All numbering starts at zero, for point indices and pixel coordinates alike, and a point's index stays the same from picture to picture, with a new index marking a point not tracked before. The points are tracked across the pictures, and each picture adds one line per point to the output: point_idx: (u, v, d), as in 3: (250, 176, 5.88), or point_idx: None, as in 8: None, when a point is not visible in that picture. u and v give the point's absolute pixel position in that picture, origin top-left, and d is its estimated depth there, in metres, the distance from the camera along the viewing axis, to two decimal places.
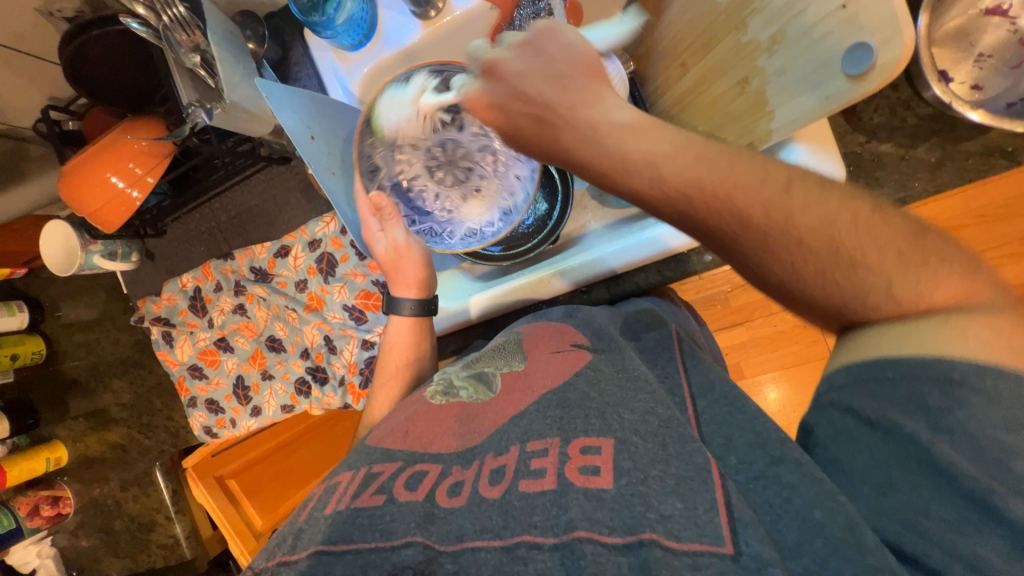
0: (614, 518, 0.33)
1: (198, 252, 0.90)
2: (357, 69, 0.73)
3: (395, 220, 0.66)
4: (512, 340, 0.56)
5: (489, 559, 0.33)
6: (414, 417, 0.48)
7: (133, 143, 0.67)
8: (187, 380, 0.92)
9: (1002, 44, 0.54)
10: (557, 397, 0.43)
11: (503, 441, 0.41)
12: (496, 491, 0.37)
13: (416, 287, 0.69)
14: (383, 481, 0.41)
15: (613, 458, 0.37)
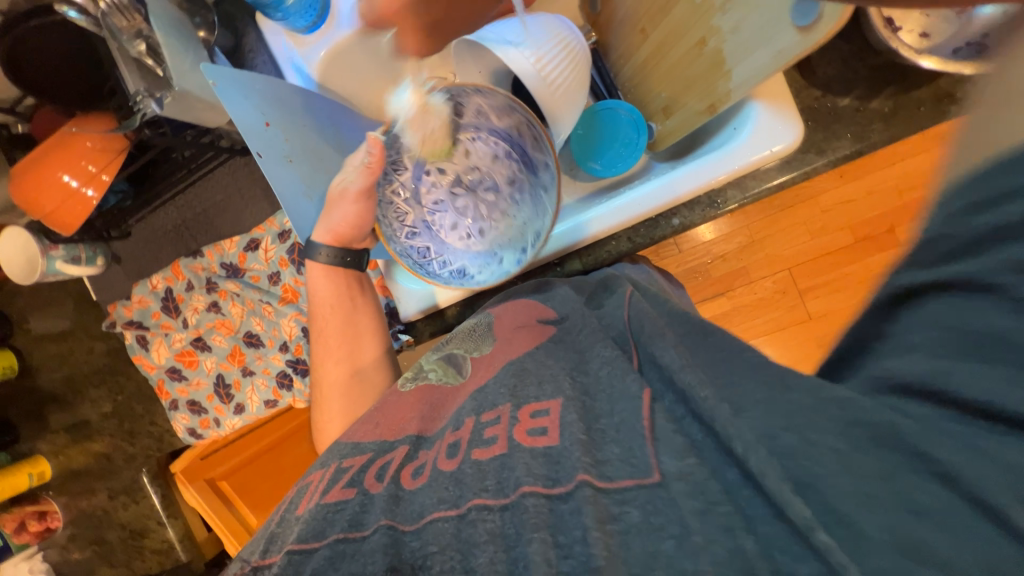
0: (556, 470, 0.34)
1: (167, 252, 0.88)
2: (313, 53, 0.71)
3: (371, 174, 0.62)
4: (483, 322, 0.54)
5: (445, 528, 0.33)
6: (384, 407, 0.49)
7: (85, 140, 0.65)
8: (166, 383, 0.91)
9: None
10: (514, 366, 0.45)
11: (459, 417, 0.43)
12: (452, 464, 0.38)
13: (331, 233, 0.65)
14: (354, 474, 0.41)
15: (561, 415, 0.37)
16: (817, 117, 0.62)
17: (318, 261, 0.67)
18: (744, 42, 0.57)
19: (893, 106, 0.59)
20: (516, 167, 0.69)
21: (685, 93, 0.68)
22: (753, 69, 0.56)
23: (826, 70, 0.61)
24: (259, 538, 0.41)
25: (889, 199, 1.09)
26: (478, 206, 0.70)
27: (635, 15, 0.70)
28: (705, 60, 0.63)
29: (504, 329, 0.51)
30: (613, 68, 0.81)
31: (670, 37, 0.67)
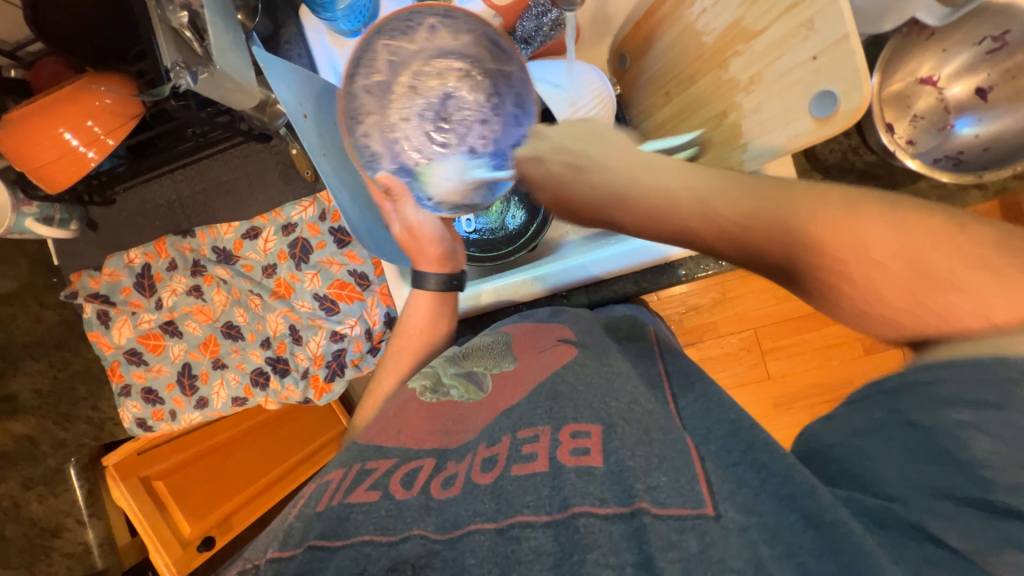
0: (607, 490, 0.33)
1: (152, 226, 0.83)
2: (353, 56, 0.72)
3: (406, 200, 0.61)
4: (501, 340, 0.56)
5: (484, 540, 0.32)
6: (404, 413, 0.48)
7: (97, 97, 0.61)
8: (121, 366, 0.84)
9: (931, 109, 0.65)
10: (546, 390, 0.44)
11: (496, 432, 0.41)
12: (488, 477, 0.37)
13: (435, 262, 0.63)
14: (378, 477, 0.39)
15: (603, 440, 0.37)
16: None
17: (425, 293, 0.64)
18: (764, 121, 0.61)
19: None
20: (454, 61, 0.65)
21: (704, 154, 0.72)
22: (768, 145, 0.61)
23: (828, 156, 0.67)
24: (275, 534, 0.37)
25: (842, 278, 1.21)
26: (466, 120, 0.66)
27: (663, 79, 0.76)
28: (722, 130, 0.68)
29: (525, 350, 0.53)
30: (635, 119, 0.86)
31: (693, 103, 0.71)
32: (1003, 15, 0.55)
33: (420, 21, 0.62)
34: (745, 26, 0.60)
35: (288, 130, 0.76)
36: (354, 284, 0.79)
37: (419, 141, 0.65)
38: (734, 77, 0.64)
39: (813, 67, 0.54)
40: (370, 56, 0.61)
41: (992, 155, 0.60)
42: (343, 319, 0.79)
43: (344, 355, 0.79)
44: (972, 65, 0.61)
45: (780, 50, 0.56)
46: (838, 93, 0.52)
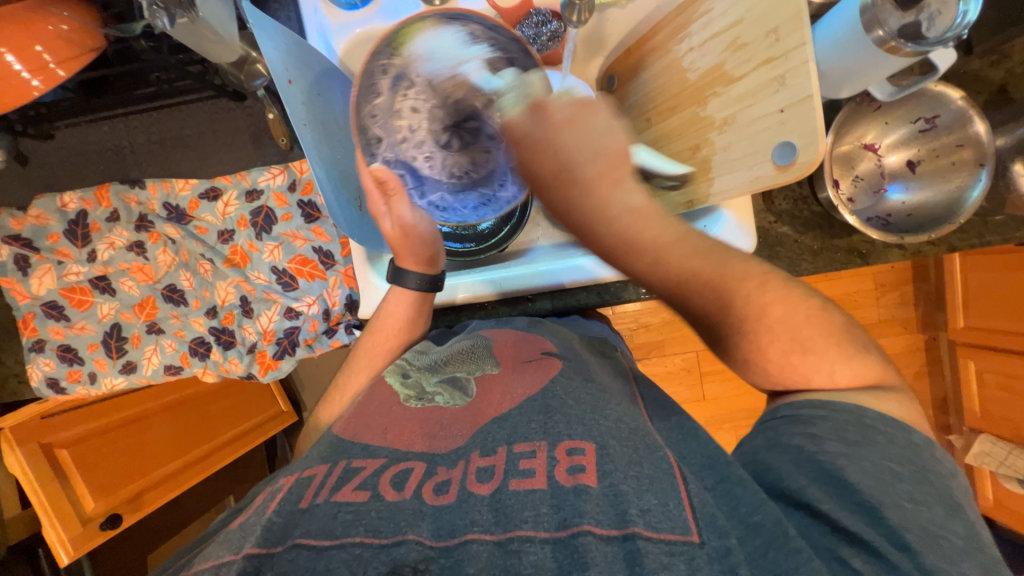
0: (601, 511, 0.35)
1: (95, 170, 0.75)
2: (346, 28, 0.69)
3: (401, 198, 0.59)
4: (481, 345, 0.59)
5: (482, 551, 0.33)
6: (390, 417, 0.48)
7: (49, 23, 0.55)
8: (37, 320, 0.76)
9: (870, 173, 0.72)
10: (538, 403, 0.46)
11: (490, 442, 0.43)
12: (484, 489, 0.38)
13: (423, 261, 0.64)
14: (366, 477, 0.40)
15: (596, 460, 0.39)
16: (767, 238, 0.74)
17: (404, 288, 0.65)
18: (732, 159, 0.66)
19: (821, 245, 0.73)
20: None
21: (674, 182, 0.77)
22: (732, 184, 0.67)
23: (781, 202, 0.74)
24: (250, 527, 0.37)
25: None
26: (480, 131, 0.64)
27: (644, 106, 0.80)
28: (694, 163, 0.72)
29: (507, 357, 0.57)
30: None
31: (669, 133, 0.76)
32: (937, 100, 0.65)
33: (466, 23, 0.58)
34: (726, 70, 0.65)
35: (267, 93, 0.69)
36: (317, 261, 0.76)
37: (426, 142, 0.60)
38: (711, 116, 0.68)
39: (780, 119, 0.59)
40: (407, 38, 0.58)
41: (915, 221, 0.68)
42: (301, 297, 0.77)
43: (297, 334, 0.77)
44: (907, 139, 0.70)
45: (753, 99, 0.62)
46: (797, 146, 0.58)
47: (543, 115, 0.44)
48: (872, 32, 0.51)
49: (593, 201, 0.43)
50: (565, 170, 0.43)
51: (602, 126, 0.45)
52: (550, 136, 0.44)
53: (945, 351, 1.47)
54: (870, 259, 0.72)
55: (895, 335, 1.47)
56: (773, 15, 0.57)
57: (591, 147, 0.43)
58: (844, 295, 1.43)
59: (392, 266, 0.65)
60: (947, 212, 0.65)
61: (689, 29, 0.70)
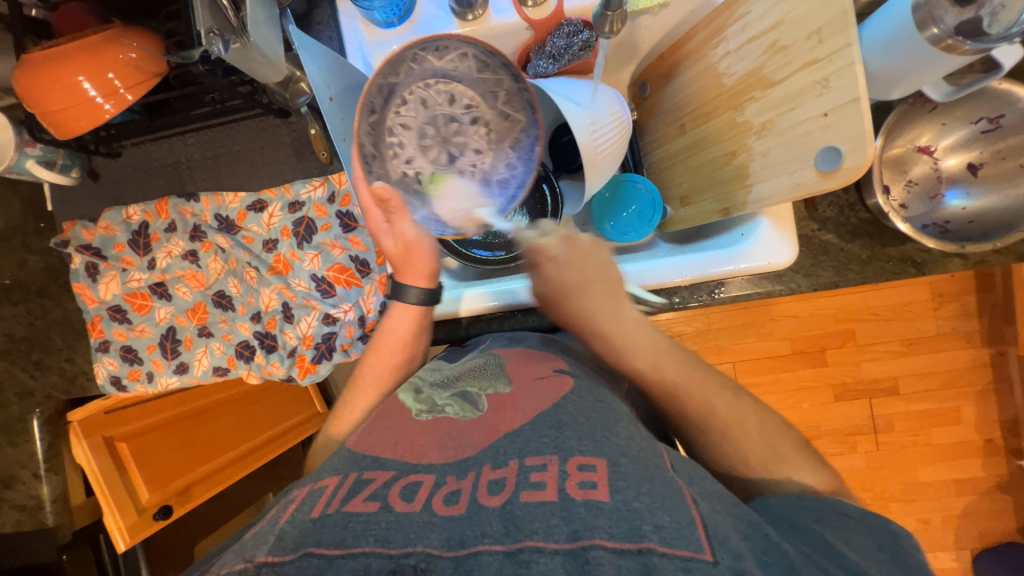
0: (612, 526, 0.35)
1: (155, 184, 0.81)
2: (383, 46, 0.72)
3: (403, 215, 0.65)
4: (491, 362, 0.58)
5: (492, 562, 0.34)
6: (403, 430, 0.49)
7: (118, 53, 0.61)
8: (103, 321, 0.83)
9: (925, 177, 0.67)
10: (549, 418, 0.46)
11: (501, 456, 0.43)
12: (496, 501, 0.39)
13: (426, 278, 0.68)
14: (377, 488, 0.41)
15: (608, 476, 0.39)
16: (810, 246, 0.70)
17: (405, 303, 0.68)
18: (771, 166, 0.64)
19: (869, 254, 0.69)
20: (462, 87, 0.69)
21: (709, 188, 0.75)
22: (771, 190, 0.64)
23: (825, 209, 0.70)
24: (263, 538, 0.39)
25: (826, 324, 1.37)
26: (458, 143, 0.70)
27: (678, 112, 0.79)
28: (731, 169, 0.70)
29: (520, 374, 0.55)
30: (645, 147, 0.89)
31: (704, 139, 0.74)
32: (1001, 100, 0.60)
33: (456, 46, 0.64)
34: (765, 74, 0.63)
35: (309, 110, 0.73)
36: (354, 269, 0.80)
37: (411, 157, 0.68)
38: (748, 121, 0.67)
39: (823, 123, 0.57)
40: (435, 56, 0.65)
41: (976, 228, 0.63)
42: (338, 303, 0.80)
43: (334, 339, 0.80)
44: (967, 141, 0.65)
45: (793, 103, 0.60)
46: (842, 151, 0.56)
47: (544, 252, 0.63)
48: (925, 30, 0.49)
49: (589, 305, 0.60)
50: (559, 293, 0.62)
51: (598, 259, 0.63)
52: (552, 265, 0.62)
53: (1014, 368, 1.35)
54: (925, 267, 0.67)
55: (955, 349, 1.37)
56: (813, 16, 0.56)
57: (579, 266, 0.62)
58: (895, 305, 1.35)
59: (393, 282, 0.68)
60: (1016, 218, 0.60)
61: (724, 33, 0.68)
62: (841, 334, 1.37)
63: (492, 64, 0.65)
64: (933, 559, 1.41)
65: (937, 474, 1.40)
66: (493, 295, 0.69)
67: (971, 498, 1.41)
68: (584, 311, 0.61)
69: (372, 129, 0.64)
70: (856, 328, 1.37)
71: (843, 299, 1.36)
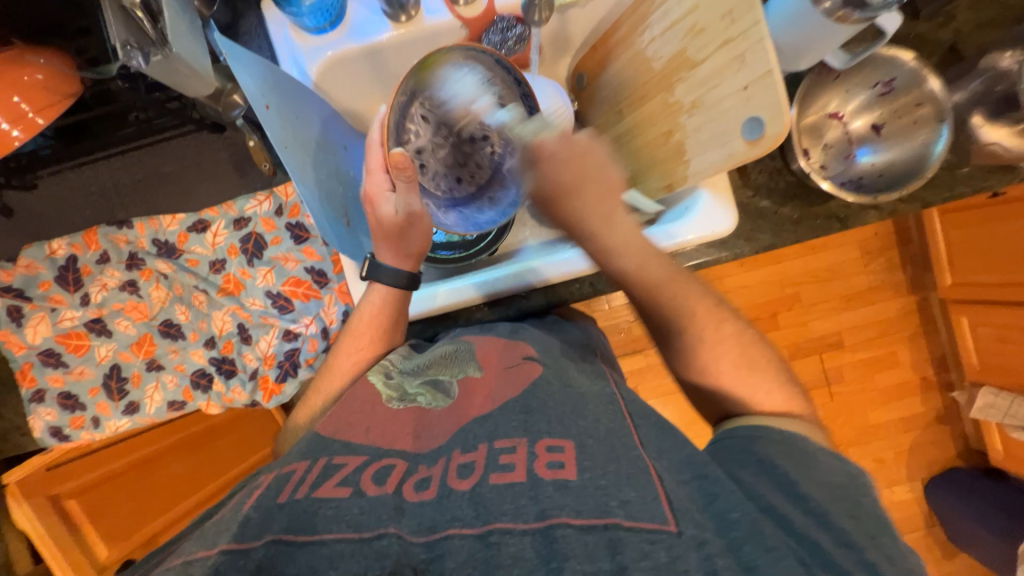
0: (580, 503, 0.37)
1: (81, 215, 0.75)
2: (317, 52, 0.71)
3: (413, 186, 0.58)
4: (465, 349, 0.58)
5: (463, 545, 0.35)
6: (369, 410, 0.48)
7: (23, 73, 0.57)
8: (35, 369, 0.75)
9: (838, 140, 0.75)
10: (518, 404, 0.47)
11: (471, 440, 0.44)
12: (466, 484, 0.40)
13: (414, 258, 0.63)
14: (348, 473, 0.41)
15: (575, 457, 0.41)
16: (748, 213, 0.76)
17: (381, 285, 0.62)
18: (704, 140, 0.68)
19: (800, 214, 0.75)
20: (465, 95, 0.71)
21: (651, 167, 0.79)
22: (706, 162, 0.69)
23: (757, 176, 0.76)
24: (226, 523, 0.38)
25: (776, 289, 1.46)
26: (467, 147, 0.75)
27: (615, 98, 0.82)
28: (669, 147, 0.74)
29: (490, 360, 0.56)
30: (588, 136, 0.93)
31: (641, 121, 0.78)
32: (890, 65, 0.67)
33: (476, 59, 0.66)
34: (688, 55, 0.67)
35: (246, 122, 0.71)
36: (311, 281, 0.78)
37: (422, 145, 0.72)
38: (679, 101, 0.71)
39: (745, 96, 0.61)
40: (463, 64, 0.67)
41: (886, 180, 0.70)
42: (298, 318, 0.78)
43: (297, 355, 0.78)
44: (868, 104, 0.73)
45: (717, 80, 0.64)
46: (765, 119, 0.60)
47: (542, 150, 0.55)
48: (819, 4, 0.54)
49: (580, 208, 0.54)
50: (558, 186, 0.54)
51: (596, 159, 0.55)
52: (548, 156, 0.55)
53: (937, 310, 1.49)
54: (848, 222, 0.73)
55: (887, 299, 1.50)
56: None
57: (575, 173, 0.55)
58: (833, 264, 1.47)
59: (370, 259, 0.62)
60: (916, 168, 0.67)
61: (648, 21, 0.72)
62: (788, 297, 1.47)
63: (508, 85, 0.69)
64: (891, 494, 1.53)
65: (885, 415, 1.53)
66: (457, 292, 0.71)
67: (916, 432, 1.55)
68: (573, 217, 0.55)
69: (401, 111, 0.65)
70: (801, 290, 1.47)
71: (787, 264, 1.46)
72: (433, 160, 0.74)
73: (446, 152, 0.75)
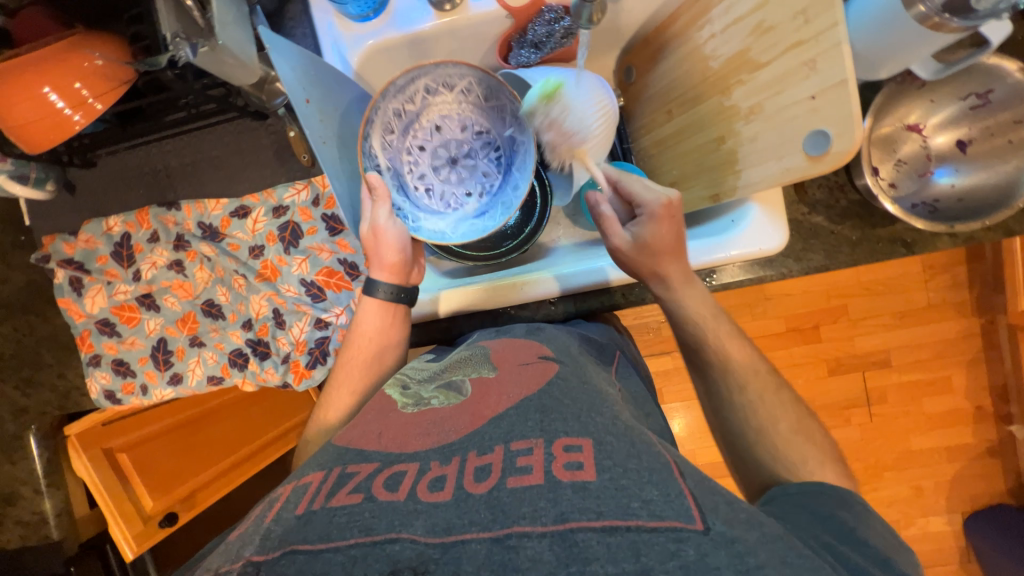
0: (601, 504, 0.36)
1: (135, 194, 0.80)
2: (360, 41, 0.70)
3: (384, 202, 0.63)
4: (479, 352, 0.59)
5: (480, 549, 0.35)
6: (387, 420, 0.49)
7: (84, 60, 0.59)
8: (92, 336, 0.81)
9: (913, 156, 0.67)
10: (534, 402, 0.46)
11: (487, 441, 0.43)
12: (482, 488, 0.39)
13: (389, 268, 0.65)
14: (360, 480, 0.41)
15: (594, 455, 0.40)
16: (800, 230, 0.70)
17: (375, 298, 0.66)
18: (759, 151, 0.63)
19: (860, 236, 0.69)
20: (473, 110, 0.72)
21: (697, 174, 0.74)
22: (760, 176, 0.64)
23: (815, 191, 0.70)
24: (250, 536, 0.39)
25: (823, 301, 1.38)
26: (471, 165, 0.75)
27: (665, 96, 0.77)
28: (719, 154, 0.69)
29: (505, 360, 0.55)
30: (632, 134, 0.88)
31: (693, 124, 0.73)
32: (989, 75, 0.60)
33: (464, 77, 0.67)
34: (751, 56, 0.62)
35: (286, 111, 0.73)
36: (343, 273, 0.79)
37: (424, 171, 0.73)
38: (736, 105, 0.66)
39: (812, 107, 0.56)
40: (433, 85, 0.67)
41: (964, 207, 0.63)
42: (329, 307, 0.79)
43: (327, 344, 0.80)
44: (954, 119, 0.65)
45: (782, 86, 0.59)
46: (832, 134, 0.55)
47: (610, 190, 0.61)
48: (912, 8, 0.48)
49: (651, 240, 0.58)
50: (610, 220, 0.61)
51: (648, 196, 0.59)
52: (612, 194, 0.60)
53: (1004, 335, 1.36)
54: (915, 247, 0.67)
55: (948, 320, 1.38)
56: None
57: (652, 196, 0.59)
58: (890, 278, 1.36)
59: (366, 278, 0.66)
60: (1001, 198, 0.60)
61: (709, 15, 0.67)
62: (835, 310, 1.38)
63: (492, 91, 0.68)
64: (926, 524, 1.45)
65: (929, 442, 1.44)
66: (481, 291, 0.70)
67: (963, 462, 1.44)
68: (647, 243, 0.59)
69: (385, 136, 0.67)
70: (849, 303, 1.38)
71: (836, 275, 1.36)
72: (439, 181, 0.74)
73: (454, 173, 0.75)
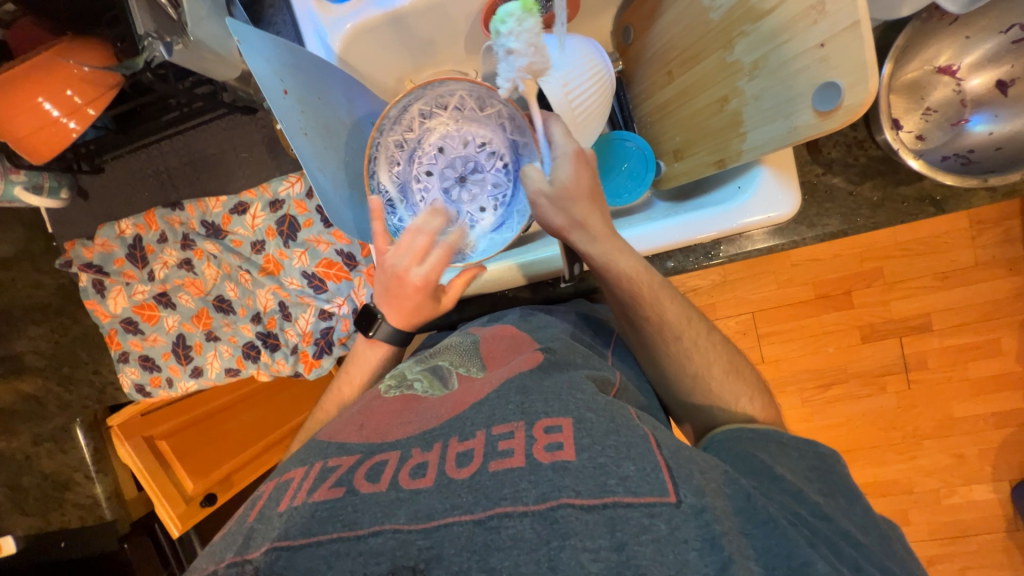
0: (580, 483, 0.36)
1: (142, 196, 0.83)
2: (339, 24, 0.67)
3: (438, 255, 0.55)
4: (469, 343, 0.58)
5: (462, 532, 0.35)
6: (368, 411, 0.49)
7: (71, 67, 0.59)
8: (119, 334, 0.86)
9: (946, 102, 0.60)
10: (516, 384, 0.46)
11: (469, 427, 0.43)
12: (464, 473, 0.39)
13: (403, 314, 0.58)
14: (342, 473, 0.41)
15: (574, 435, 0.39)
16: (814, 193, 0.65)
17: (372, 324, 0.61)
18: (765, 110, 0.58)
19: (882, 196, 0.63)
20: (472, 123, 0.69)
21: (702, 141, 0.69)
22: (766, 138, 0.59)
23: (831, 150, 0.64)
24: (232, 537, 0.40)
25: (853, 265, 1.30)
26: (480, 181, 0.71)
27: (665, 57, 0.72)
28: (723, 117, 0.64)
29: (493, 358, 0.54)
30: (633, 101, 0.83)
31: (694, 86, 0.68)
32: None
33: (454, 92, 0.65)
34: (754, 3, 0.56)
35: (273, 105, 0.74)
36: (341, 263, 0.80)
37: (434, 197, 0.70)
38: (739, 61, 0.60)
39: (820, 56, 0.50)
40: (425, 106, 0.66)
41: (1003, 155, 0.57)
42: (331, 298, 0.81)
43: (332, 334, 0.81)
44: (996, 55, 0.58)
45: (787, 34, 0.53)
46: (843, 86, 0.50)
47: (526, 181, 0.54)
48: None
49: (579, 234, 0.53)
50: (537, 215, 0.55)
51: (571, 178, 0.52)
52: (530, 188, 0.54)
53: None
54: (946, 205, 0.61)
55: (996, 279, 1.27)
56: None
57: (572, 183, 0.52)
58: (930, 237, 1.26)
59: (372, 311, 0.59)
60: None
61: None
62: (867, 274, 1.30)
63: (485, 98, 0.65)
64: (968, 492, 1.38)
65: (972, 409, 1.35)
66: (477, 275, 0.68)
67: (1011, 429, 1.36)
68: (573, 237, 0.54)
69: (388, 170, 0.66)
70: (884, 265, 1.29)
71: (869, 237, 1.27)
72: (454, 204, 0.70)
73: (465, 192, 0.71)
